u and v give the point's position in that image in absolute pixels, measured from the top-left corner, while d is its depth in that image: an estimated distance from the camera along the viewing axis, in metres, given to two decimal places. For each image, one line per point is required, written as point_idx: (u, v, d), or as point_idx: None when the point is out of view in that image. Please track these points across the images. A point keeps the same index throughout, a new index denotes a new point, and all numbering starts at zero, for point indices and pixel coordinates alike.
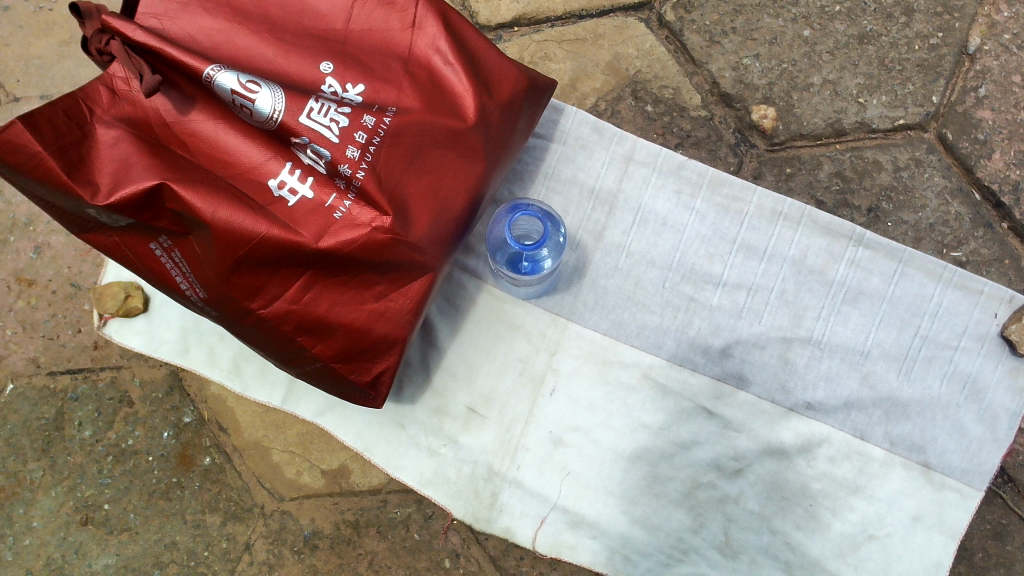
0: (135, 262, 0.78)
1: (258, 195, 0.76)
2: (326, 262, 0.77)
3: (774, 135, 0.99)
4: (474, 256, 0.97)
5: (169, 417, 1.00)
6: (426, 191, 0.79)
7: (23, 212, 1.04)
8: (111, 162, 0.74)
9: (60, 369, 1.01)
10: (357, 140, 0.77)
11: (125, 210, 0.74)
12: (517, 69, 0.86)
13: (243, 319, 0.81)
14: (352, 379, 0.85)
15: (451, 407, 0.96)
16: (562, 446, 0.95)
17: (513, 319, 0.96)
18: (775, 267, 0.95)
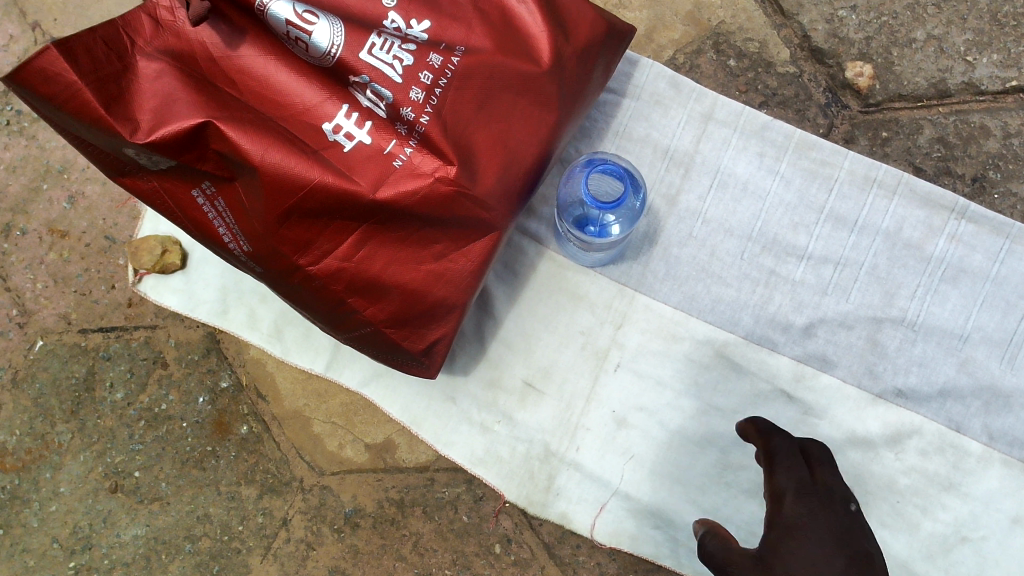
0: (175, 211, 0.73)
1: (312, 139, 0.69)
2: (384, 216, 0.71)
3: (870, 95, 0.90)
4: (536, 219, 0.90)
5: (205, 381, 0.94)
6: (495, 139, 0.72)
7: (57, 159, 0.97)
8: (152, 97, 0.66)
9: (92, 327, 0.95)
10: (422, 80, 0.70)
11: (167, 150, 0.67)
12: (595, 12, 0.78)
13: (290, 277, 0.74)
14: (405, 346, 0.79)
15: (506, 380, 0.89)
16: (625, 427, 0.88)
17: (576, 288, 0.89)
18: (866, 240, 0.87)
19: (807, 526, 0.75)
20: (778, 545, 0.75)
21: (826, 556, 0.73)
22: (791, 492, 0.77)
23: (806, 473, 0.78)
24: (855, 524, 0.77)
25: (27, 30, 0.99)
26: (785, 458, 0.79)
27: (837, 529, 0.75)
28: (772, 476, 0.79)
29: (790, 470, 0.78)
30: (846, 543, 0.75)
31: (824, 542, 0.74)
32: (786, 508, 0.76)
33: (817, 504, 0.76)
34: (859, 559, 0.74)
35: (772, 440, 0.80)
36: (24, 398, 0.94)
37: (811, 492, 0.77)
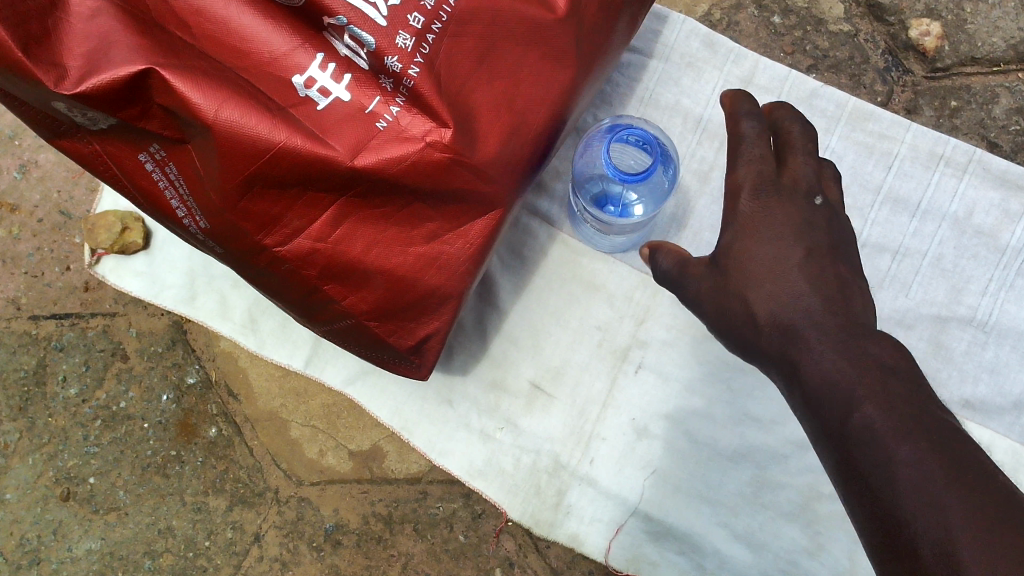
0: (121, 180, 0.61)
1: (278, 94, 0.57)
2: (365, 188, 0.59)
3: (937, 59, 0.78)
4: (547, 198, 0.79)
5: (170, 377, 0.83)
6: (499, 101, 0.61)
7: (7, 124, 0.86)
8: (84, 40, 0.55)
9: (44, 313, 0.84)
10: (412, 24, 0.57)
11: (103, 105, 0.55)
12: None
13: (255, 259, 0.63)
14: (392, 343, 0.68)
15: (511, 382, 0.78)
16: (647, 437, 0.77)
17: (592, 277, 0.78)
18: (930, 226, 0.75)
19: (820, 330, 0.61)
20: (736, 253, 0.65)
21: (782, 255, 0.63)
22: (748, 191, 0.65)
23: (768, 166, 0.65)
24: (821, 214, 0.66)
25: None
26: (751, 146, 0.65)
27: (801, 224, 0.64)
28: (733, 169, 0.66)
29: (752, 164, 0.65)
30: (807, 235, 0.64)
31: (836, 344, 0.60)
32: (744, 210, 0.65)
33: (777, 200, 0.64)
34: (872, 361, 0.59)
35: (740, 127, 0.66)
36: None
37: (833, 289, 0.63)
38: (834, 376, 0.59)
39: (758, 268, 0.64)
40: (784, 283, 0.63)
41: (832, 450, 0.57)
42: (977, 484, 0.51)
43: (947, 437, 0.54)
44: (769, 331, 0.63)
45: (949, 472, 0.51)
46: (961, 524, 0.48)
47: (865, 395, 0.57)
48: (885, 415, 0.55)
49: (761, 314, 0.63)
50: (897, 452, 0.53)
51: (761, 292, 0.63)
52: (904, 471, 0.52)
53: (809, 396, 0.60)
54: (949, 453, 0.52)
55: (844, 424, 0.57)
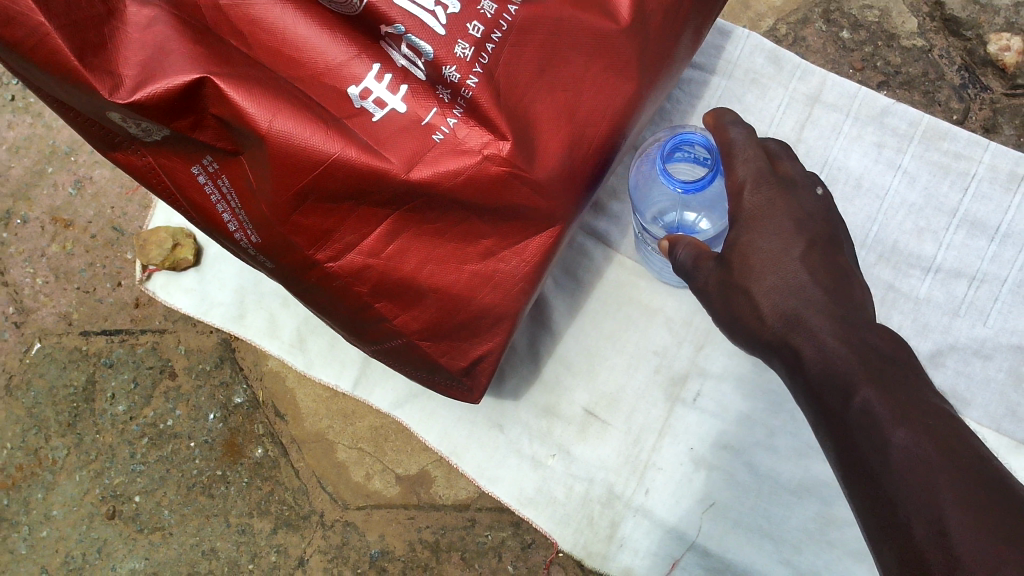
0: (173, 192, 0.60)
1: (333, 105, 0.56)
2: (419, 203, 0.58)
3: (1018, 75, 0.74)
4: (604, 217, 0.77)
5: (217, 396, 0.82)
6: (560, 112, 0.59)
7: (65, 140, 0.87)
8: (140, 49, 0.54)
9: (94, 329, 0.84)
10: (471, 33, 0.56)
11: (157, 115, 0.55)
12: None
13: (305, 275, 0.61)
14: (443, 364, 0.66)
15: (564, 408, 0.75)
16: (705, 468, 0.73)
17: (650, 300, 0.75)
18: (1010, 251, 0.71)
19: (815, 310, 0.53)
20: (738, 246, 0.56)
21: (785, 247, 0.55)
22: (750, 186, 0.57)
23: (767, 163, 0.58)
24: (822, 208, 0.59)
25: None
26: (744, 148, 0.58)
27: (801, 218, 0.57)
28: (728, 172, 0.59)
29: (749, 162, 0.58)
30: (806, 228, 0.57)
31: (833, 322, 0.53)
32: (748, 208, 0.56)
33: (779, 198, 0.57)
34: (867, 344, 0.53)
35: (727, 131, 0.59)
36: (17, 407, 0.83)
37: (833, 267, 0.56)
38: (833, 355, 0.52)
39: (760, 264, 0.55)
40: (783, 265, 0.55)
41: (826, 434, 0.52)
42: (977, 471, 0.46)
43: (945, 420, 0.49)
44: (769, 322, 0.54)
45: (948, 457, 0.46)
46: (959, 516, 0.44)
47: (861, 375, 0.51)
48: (886, 399, 0.49)
49: (762, 306, 0.55)
50: (894, 441, 0.48)
51: (768, 286, 0.55)
52: (899, 454, 0.47)
53: (803, 379, 0.53)
54: (948, 439, 0.48)
55: (844, 407, 0.51)
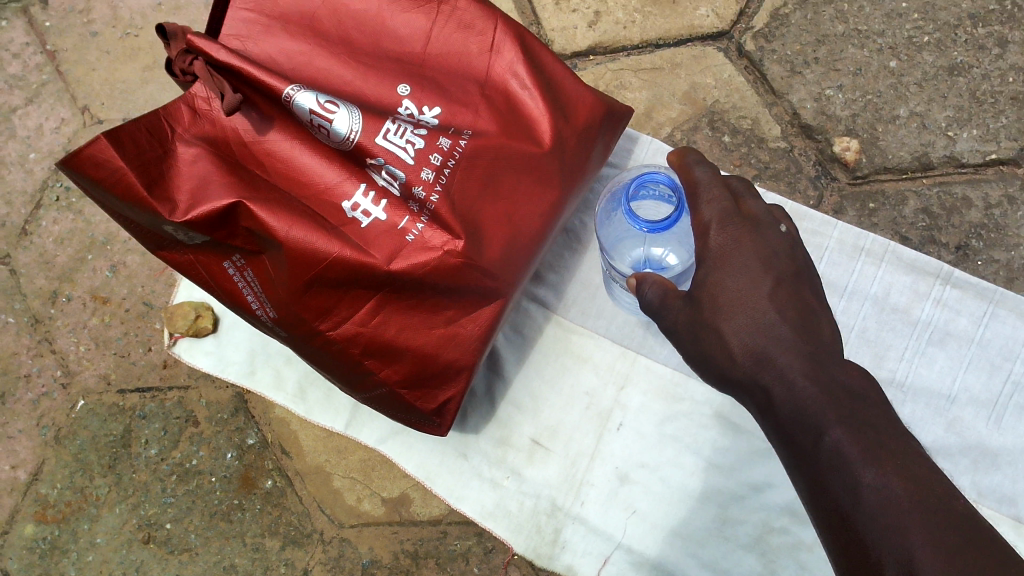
0: (207, 281, 0.79)
1: (332, 216, 0.76)
2: (398, 286, 0.77)
3: (858, 168, 0.94)
4: (543, 286, 0.97)
5: (233, 439, 1.00)
6: (501, 215, 0.80)
7: (101, 232, 1.05)
8: (190, 180, 0.74)
9: (130, 387, 1.02)
10: (433, 162, 0.77)
11: (202, 227, 0.74)
12: (594, 96, 0.86)
13: (311, 341, 0.80)
14: (418, 406, 0.85)
15: (515, 438, 0.94)
16: (628, 483, 0.93)
17: (580, 350, 0.95)
18: (856, 304, 0.90)
19: (786, 354, 0.69)
20: (709, 285, 0.72)
21: (753, 284, 0.72)
22: (716, 226, 0.73)
23: (729, 203, 0.74)
24: (785, 243, 0.75)
25: (77, 113, 1.08)
26: (709, 188, 0.74)
27: (766, 255, 0.73)
28: (696, 212, 0.75)
29: (713, 203, 0.74)
30: (772, 266, 0.73)
31: (806, 369, 0.68)
32: (714, 244, 0.73)
33: (743, 235, 0.73)
34: (838, 386, 0.68)
35: (694, 173, 0.75)
36: (65, 453, 1.01)
37: (796, 311, 0.72)
38: (804, 397, 0.67)
39: (729, 302, 0.72)
40: (750, 309, 0.71)
41: (804, 468, 0.66)
42: (939, 504, 0.59)
43: (907, 458, 0.63)
44: (740, 359, 0.71)
45: (911, 496, 0.60)
46: (920, 541, 0.57)
47: (833, 418, 0.65)
48: (853, 440, 0.64)
49: (734, 346, 0.71)
50: (862, 476, 0.62)
51: (735, 321, 0.71)
52: (870, 491, 0.61)
53: (781, 420, 0.69)
54: (912, 477, 0.61)
55: (817, 445, 0.65)
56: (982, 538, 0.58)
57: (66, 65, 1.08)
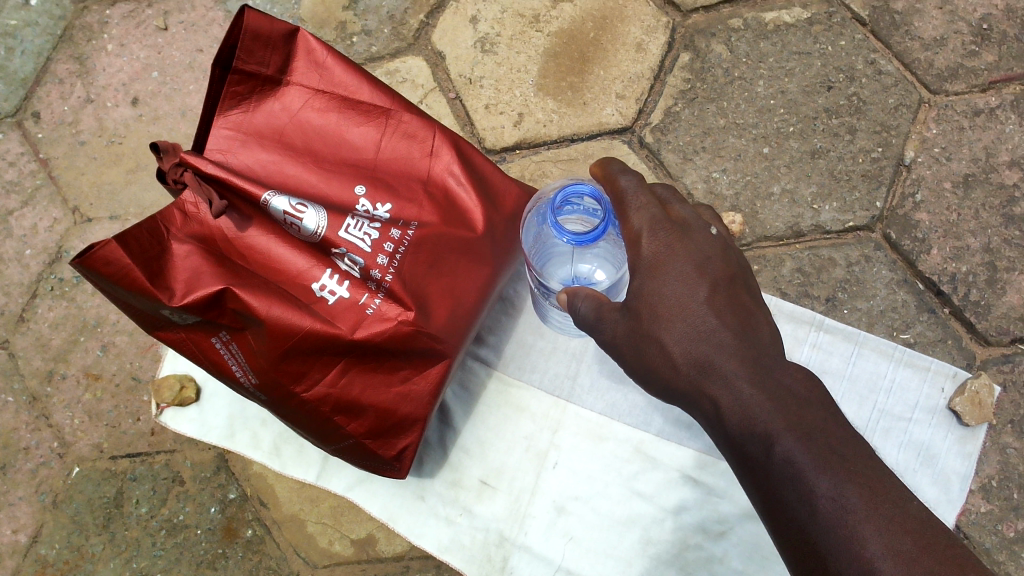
0: (197, 355, 0.92)
1: (304, 296, 0.91)
2: (360, 352, 0.92)
3: (743, 238, 1.12)
4: (484, 347, 1.13)
5: (216, 494, 1.13)
6: (444, 289, 0.97)
7: (93, 316, 1.19)
8: (184, 271, 0.88)
9: (121, 453, 1.14)
10: (386, 249, 0.93)
11: (195, 310, 0.87)
12: (517, 187, 1.05)
13: (288, 401, 0.94)
14: (380, 453, 1.00)
15: (465, 480, 1.09)
16: (564, 513, 1.07)
17: (519, 401, 1.11)
18: None
19: (730, 362, 0.77)
20: (647, 295, 0.79)
21: (690, 292, 0.78)
22: (647, 233, 0.79)
23: (658, 209, 0.80)
24: (716, 245, 0.82)
25: (68, 213, 1.22)
26: (636, 196, 0.79)
27: (699, 258, 0.79)
28: (626, 219, 0.80)
29: (642, 211, 0.80)
30: (707, 270, 0.79)
31: (750, 378, 0.76)
32: (647, 251, 0.79)
33: (674, 240, 0.79)
34: (784, 391, 0.76)
35: (620, 182, 0.80)
36: (63, 515, 1.13)
37: (737, 317, 0.79)
38: (752, 407, 0.75)
39: (669, 310, 0.78)
40: (691, 319, 0.78)
41: (760, 476, 0.74)
42: (888, 505, 0.69)
43: (854, 461, 0.72)
44: (686, 369, 0.78)
45: (861, 499, 0.69)
46: (873, 541, 0.67)
47: (783, 428, 0.74)
48: (802, 450, 0.72)
49: (679, 355, 0.78)
50: (816, 485, 0.70)
51: (675, 331, 0.78)
52: (823, 500, 0.70)
53: (732, 431, 0.77)
54: (860, 481, 0.71)
55: (769, 455, 0.73)
56: (919, 531, 0.68)
57: (58, 171, 1.23)
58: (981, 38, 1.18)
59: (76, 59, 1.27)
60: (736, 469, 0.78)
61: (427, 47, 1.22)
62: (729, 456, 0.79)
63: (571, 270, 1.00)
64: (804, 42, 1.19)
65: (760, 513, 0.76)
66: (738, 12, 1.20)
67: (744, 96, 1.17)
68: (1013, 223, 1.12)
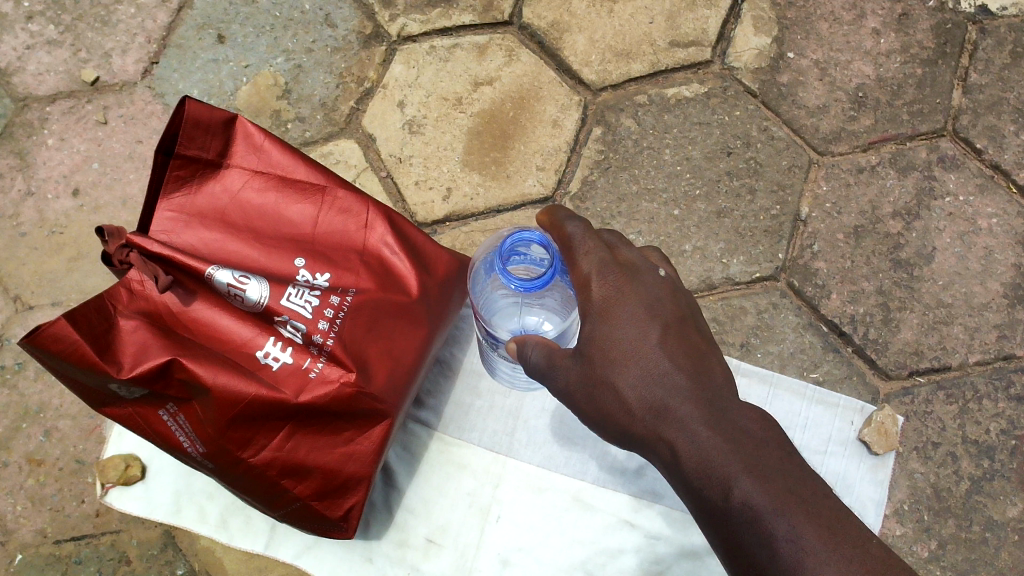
0: (144, 428, 0.95)
1: (249, 364, 0.95)
2: (305, 414, 0.97)
3: None
4: (424, 409, 1.18)
5: (164, 571, 1.15)
6: (383, 351, 1.02)
7: (35, 402, 1.20)
8: (131, 345, 0.91)
9: (65, 537, 1.15)
10: (327, 314, 0.98)
11: (144, 381, 0.90)
12: (448, 254, 1.12)
13: (235, 468, 0.97)
14: (327, 514, 1.03)
15: (412, 539, 1.12)
16: (509, 565, 1.11)
17: (460, 459, 1.16)
18: None
19: (684, 406, 0.78)
20: (598, 340, 0.81)
21: (644, 335, 0.80)
22: (596, 277, 0.81)
23: (605, 253, 0.82)
24: (668, 285, 0.85)
25: (9, 302, 1.24)
26: (583, 242, 0.82)
27: (649, 301, 0.82)
28: (574, 263, 0.83)
29: (590, 255, 0.82)
30: (657, 312, 0.82)
31: (706, 421, 0.77)
32: (597, 295, 0.81)
33: (623, 283, 0.81)
34: (739, 432, 0.77)
35: (567, 229, 0.83)
36: None
37: (690, 359, 0.81)
38: (710, 450, 0.76)
39: (621, 354, 0.80)
40: (642, 362, 0.80)
41: (719, 519, 0.75)
42: (849, 546, 0.71)
43: (811, 502, 0.74)
44: (641, 415, 0.80)
45: (821, 541, 0.71)
46: None
47: (740, 470, 0.75)
48: (762, 492, 0.73)
49: (634, 401, 0.80)
50: (776, 529, 0.72)
51: (629, 374, 0.80)
52: (783, 542, 0.71)
53: (688, 474, 0.77)
54: (820, 523, 0.72)
55: (728, 498, 0.74)
56: (878, 570, 0.70)
57: None
58: (858, 105, 1.31)
59: (16, 154, 1.31)
60: (692, 510, 0.79)
61: (358, 130, 1.30)
62: (687, 500, 0.80)
63: (519, 322, 1.04)
64: (703, 113, 1.30)
65: (720, 555, 0.77)
66: (643, 89, 1.31)
67: (653, 164, 1.28)
68: (901, 267, 1.24)
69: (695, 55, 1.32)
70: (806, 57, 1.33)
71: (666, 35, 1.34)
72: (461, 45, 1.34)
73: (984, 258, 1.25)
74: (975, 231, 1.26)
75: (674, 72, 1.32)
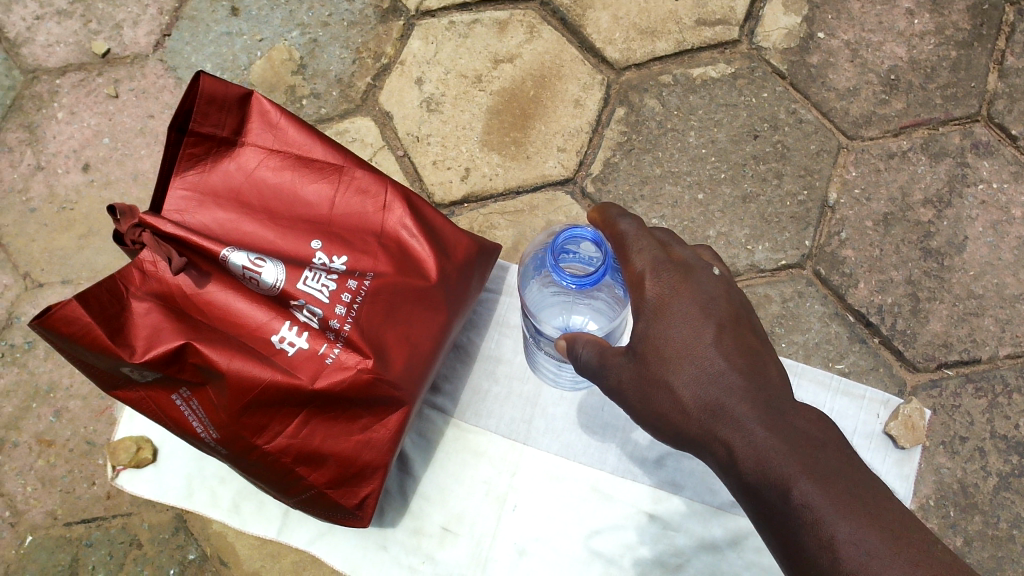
0: (156, 413, 0.93)
1: (264, 349, 0.92)
2: (320, 401, 0.94)
3: None
4: (441, 395, 1.16)
5: (175, 555, 1.14)
6: (400, 337, 1.00)
7: (44, 382, 1.18)
8: (143, 328, 0.89)
9: (75, 519, 1.14)
10: (344, 299, 0.96)
11: (157, 365, 0.88)
12: (468, 238, 1.09)
13: (249, 455, 0.95)
14: (342, 502, 1.01)
15: (427, 527, 1.10)
16: (526, 555, 1.09)
17: (476, 446, 1.14)
18: None
19: (741, 405, 0.75)
20: (653, 338, 0.78)
21: (698, 334, 0.77)
22: (650, 275, 0.79)
23: (659, 250, 0.80)
24: (721, 283, 0.81)
25: (19, 279, 1.22)
26: (636, 239, 0.80)
27: (703, 298, 0.79)
28: (627, 260, 0.80)
29: (644, 253, 0.80)
30: (712, 310, 0.79)
31: (762, 420, 0.75)
32: (650, 293, 0.79)
33: (678, 281, 0.79)
34: (797, 432, 0.74)
35: (620, 226, 0.80)
36: None
37: (745, 358, 0.78)
38: (768, 450, 0.73)
39: (676, 352, 0.78)
40: (698, 361, 0.77)
41: (777, 521, 0.72)
42: (917, 552, 0.68)
43: (874, 505, 0.70)
44: (697, 415, 0.77)
45: (886, 546, 0.68)
46: None
47: (800, 472, 0.72)
48: (822, 494, 0.70)
49: (688, 399, 0.77)
50: (838, 533, 0.69)
51: (684, 373, 0.77)
52: (847, 547, 0.68)
53: (745, 475, 0.74)
54: (883, 528, 0.69)
55: (788, 500, 0.71)
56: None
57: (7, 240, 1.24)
58: (890, 88, 1.27)
59: (25, 128, 1.28)
60: (749, 513, 0.76)
61: (375, 108, 1.27)
62: (743, 502, 0.77)
63: (564, 320, 1.00)
64: (730, 94, 1.26)
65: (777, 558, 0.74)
66: (668, 69, 1.28)
67: (677, 146, 1.25)
68: (931, 256, 1.21)
69: (722, 34, 1.29)
70: (836, 38, 1.30)
71: (692, 13, 1.30)
72: (481, 21, 1.30)
73: (1017, 248, 1.21)
74: (1008, 220, 1.22)
75: (700, 52, 1.28)
